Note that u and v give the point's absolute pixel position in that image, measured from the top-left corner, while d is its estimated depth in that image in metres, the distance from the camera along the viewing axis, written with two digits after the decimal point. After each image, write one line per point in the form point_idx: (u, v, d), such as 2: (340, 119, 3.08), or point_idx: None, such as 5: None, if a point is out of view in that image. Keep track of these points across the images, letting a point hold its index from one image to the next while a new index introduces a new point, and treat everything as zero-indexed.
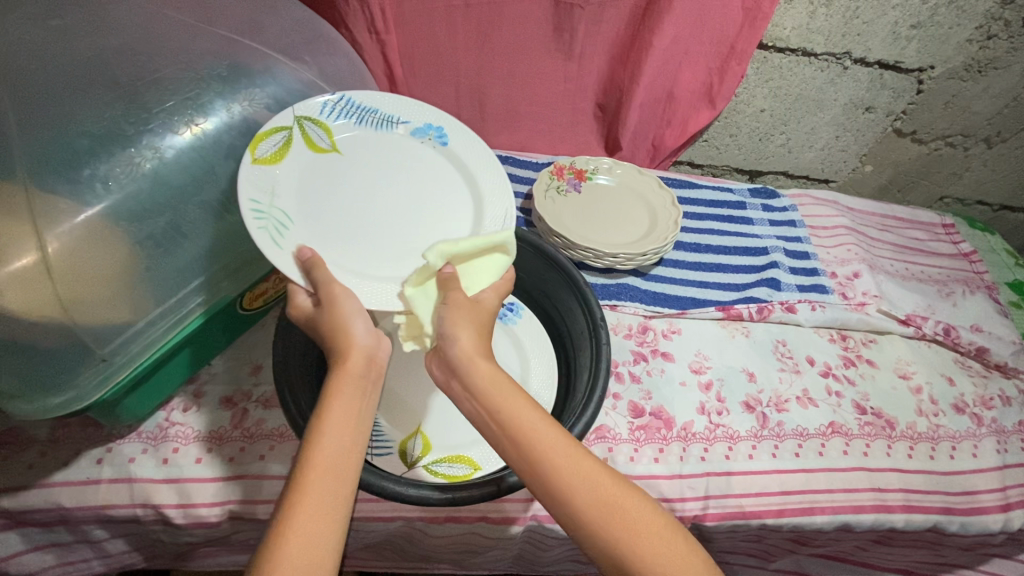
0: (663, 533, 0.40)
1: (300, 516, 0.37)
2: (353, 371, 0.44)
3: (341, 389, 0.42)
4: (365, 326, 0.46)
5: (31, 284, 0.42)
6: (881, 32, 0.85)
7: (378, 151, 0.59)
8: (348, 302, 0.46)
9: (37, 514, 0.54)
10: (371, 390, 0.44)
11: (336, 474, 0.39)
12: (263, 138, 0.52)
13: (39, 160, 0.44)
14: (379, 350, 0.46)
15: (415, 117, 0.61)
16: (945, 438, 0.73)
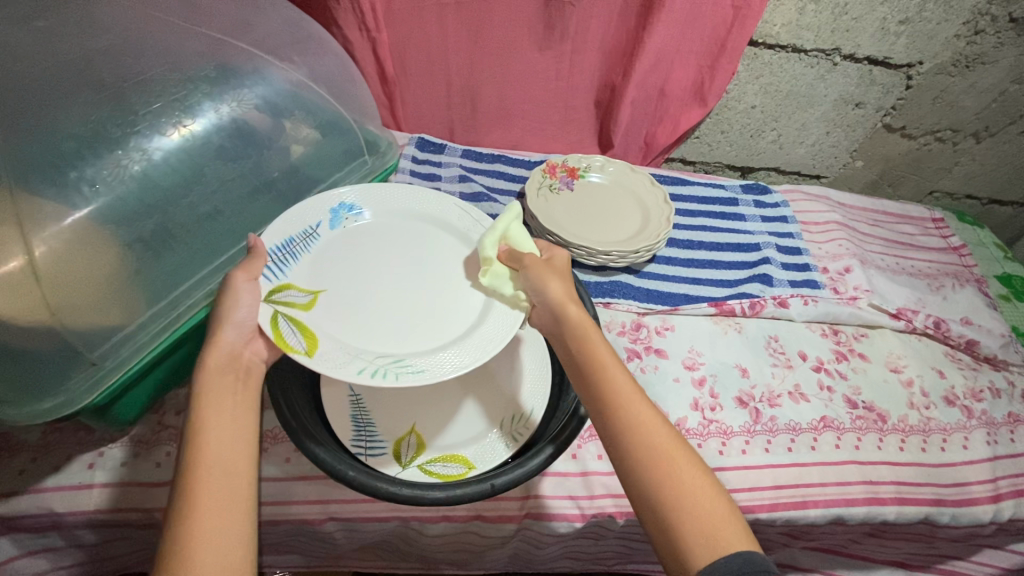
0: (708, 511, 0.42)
1: (198, 522, 0.38)
2: (218, 370, 0.45)
3: (212, 390, 0.44)
4: (238, 320, 0.47)
5: (17, 289, 0.42)
6: (870, 28, 0.86)
7: (338, 249, 0.54)
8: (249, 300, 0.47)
9: (29, 519, 0.54)
10: (244, 382, 0.46)
11: (226, 474, 0.41)
12: (291, 345, 0.44)
13: (26, 164, 0.44)
14: (246, 348, 0.48)
15: (316, 213, 0.55)
16: (936, 430, 0.74)
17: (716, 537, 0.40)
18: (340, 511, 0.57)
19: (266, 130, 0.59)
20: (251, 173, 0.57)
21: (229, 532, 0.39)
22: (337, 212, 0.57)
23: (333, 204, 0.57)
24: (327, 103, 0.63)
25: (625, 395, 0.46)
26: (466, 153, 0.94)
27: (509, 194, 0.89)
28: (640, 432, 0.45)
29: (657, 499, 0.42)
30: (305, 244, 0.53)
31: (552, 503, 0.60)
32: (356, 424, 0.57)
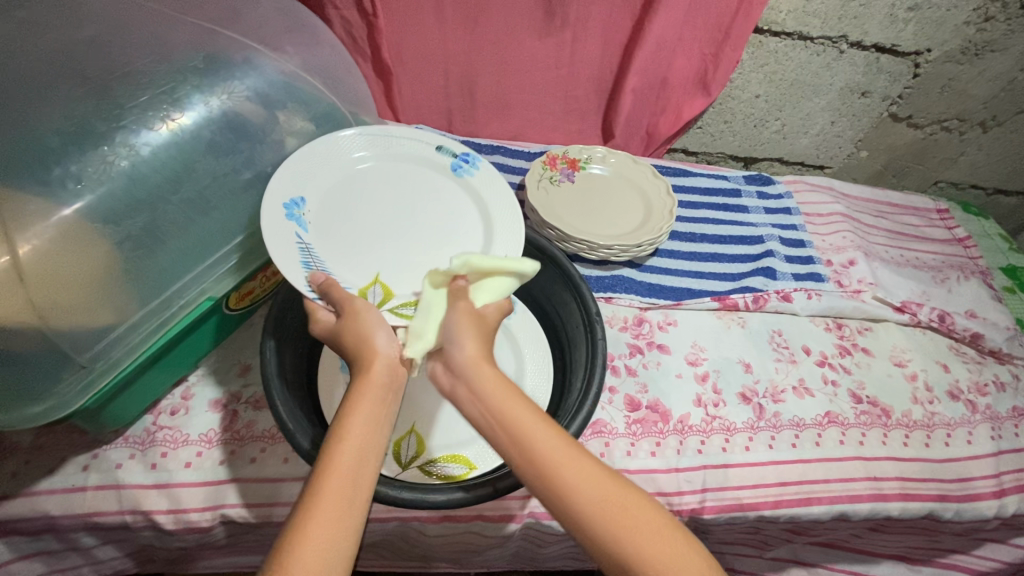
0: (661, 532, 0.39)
1: (315, 520, 0.35)
2: (378, 381, 0.42)
3: (367, 393, 0.41)
4: (384, 339, 0.45)
5: (3, 291, 0.40)
6: (878, 14, 0.83)
7: (330, 219, 0.55)
8: (376, 322, 0.46)
9: (23, 523, 0.53)
10: (395, 398, 0.42)
11: (357, 478, 0.38)
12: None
13: (7, 160, 0.43)
14: (403, 361, 0.45)
15: (286, 228, 0.51)
16: (940, 425, 0.73)
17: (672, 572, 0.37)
18: None
19: (260, 125, 0.56)
20: (243, 169, 0.55)
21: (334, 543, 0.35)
22: (291, 210, 0.52)
23: (284, 212, 0.52)
24: (321, 94, 0.61)
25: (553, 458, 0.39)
26: (465, 145, 0.92)
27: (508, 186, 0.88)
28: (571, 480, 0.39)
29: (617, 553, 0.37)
30: (315, 256, 0.52)
31: None
32: None
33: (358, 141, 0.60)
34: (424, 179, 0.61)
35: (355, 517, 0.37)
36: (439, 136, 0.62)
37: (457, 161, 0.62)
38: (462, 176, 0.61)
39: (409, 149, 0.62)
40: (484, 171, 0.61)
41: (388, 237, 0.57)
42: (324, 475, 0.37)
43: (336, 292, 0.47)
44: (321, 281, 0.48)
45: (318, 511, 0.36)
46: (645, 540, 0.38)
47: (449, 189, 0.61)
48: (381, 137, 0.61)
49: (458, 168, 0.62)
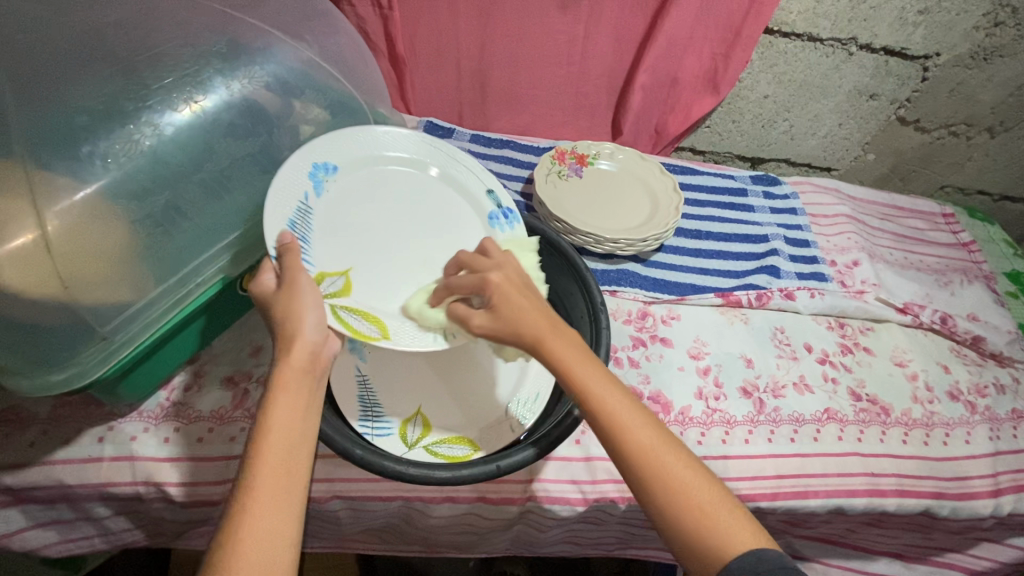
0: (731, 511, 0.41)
1: (252, 518, 0.37)
2: (299, 364, 0.44)
3: (289, 383, 0.43)
4: (316, 320, 0.46)
5: (30, 262, 0.42)
6: (888, 17, 0.84)
7: (344, 198, 0.57)
8: (311, 297, 0.46)
9: (40, 490, 0.55)
10: (314, 382, 0.44)
11: (286, 471, 0.40)
12: (365, 333, 0.50)
13: (38, 137, 0.44)
14: (324, 347, 0.46)
15: (300, 186, 0.54)
16: (939, 424, 0.74)
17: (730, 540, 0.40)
18: (346, 490, 0.58)
19: (276, 111, 0.57)
20: (260, 154, 0.56)
21: (277, 538, 0.37)
22: (318, 173, 0.55)
23: (309, 167, 0.55)
24: (337, 83, 0.62)
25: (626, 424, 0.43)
26: (474, 138, 0.94)
27: (517, 180, 0.89)
28: (633, 439, 0.42)
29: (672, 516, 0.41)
30: (306, 221, 0.53)
31: (554, 487, 0.60)
32: (362, 404, 0.57)
33: (415, 142, 0.63)
34: (444, 199, 0.62)
35: (295, 509, 0.39)
36: (495, 182, 0.63)
37: (496, 212, 0.62)
38: (493, 228, 0.61)
39: (451, 173, 0.63)
40: (515, 237, 0.61)
41: (386, 241, 0.58)
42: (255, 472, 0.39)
43: (289, 257, 0.47)
44: (284, 235, 0.49)
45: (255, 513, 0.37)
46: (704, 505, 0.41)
47: (473, 227, 0.61)
48: (428, 151, 0.64)
49: (493, 220, 0.61)
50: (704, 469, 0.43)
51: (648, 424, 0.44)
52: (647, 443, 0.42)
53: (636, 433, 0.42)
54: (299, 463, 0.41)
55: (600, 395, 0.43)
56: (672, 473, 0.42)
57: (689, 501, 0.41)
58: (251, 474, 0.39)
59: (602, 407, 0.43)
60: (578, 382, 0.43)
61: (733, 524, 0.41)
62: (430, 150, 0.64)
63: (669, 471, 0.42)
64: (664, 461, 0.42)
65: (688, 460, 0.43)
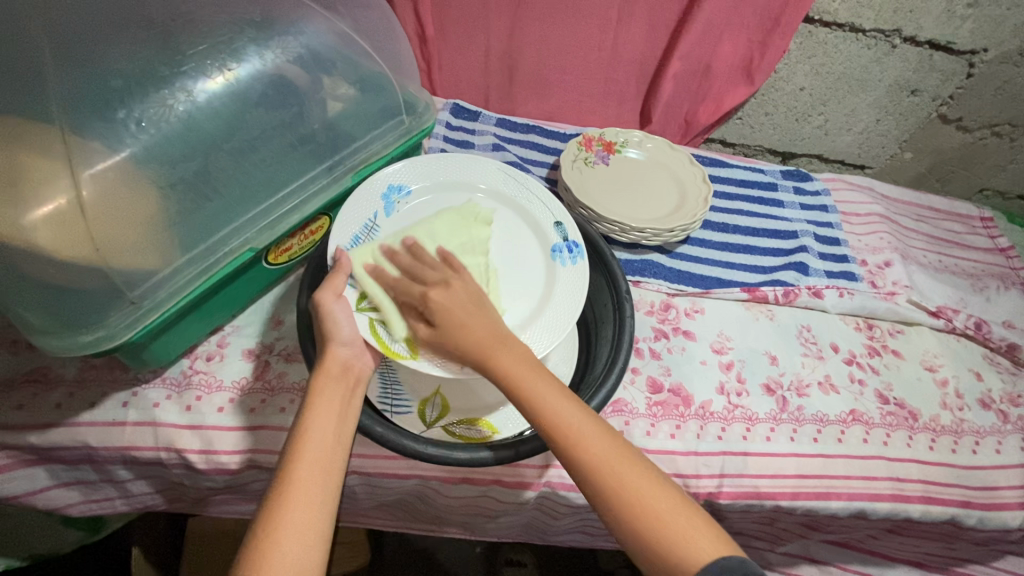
0: (682, 515, 0.42)
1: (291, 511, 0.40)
2: (332, 374, 0.48)
3: (323, 392, 0.47)
4: (348, 336, 0.50)
5: (63, 223, 0.43)
6: (935, 9, 0.81)
7: (415, 217, 0.60)
8: (344, 314, 0.51)
9: (64, 451, 0.56)
10: (350, 393, 0.48)
11: (323, 470, 0.43)
12: (394, 350, 0.50)
13: (75, 100, 0.45)
14: (359, 361, 0.50)
15: (372, 204, 0.58)
16: (969, 432, 0.72)
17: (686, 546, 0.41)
18: (364, 465, 0.58)
19: (306, 84, 0.56)
20: (291, 126, 0.55)
21: (309, 537, 0.40)
22: (389, 195, 0.60)
23: (383, 189, 0.60)
24: (369, 57, 0.61)
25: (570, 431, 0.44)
26: (501, 122, 0.92)
27: (542, 165, 0.88)
28: (584, 448, 0.44)
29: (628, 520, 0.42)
30: (372, 236, 0.57)
31: (571, 474, 0.60)
32: (382, 382, 0.57)
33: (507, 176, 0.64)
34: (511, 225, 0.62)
35: (328, 506, 0.42)
36: (564, 214, 0.62)
37: (561, 245, 0.60)
38: (554, 260, 0.59)
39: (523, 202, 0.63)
40: (576, 272, 0.58)
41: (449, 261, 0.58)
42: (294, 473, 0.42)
43: (332, 280, 0.51)
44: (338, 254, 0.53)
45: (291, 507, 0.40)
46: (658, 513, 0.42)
47: (537, 258, 0.60)
48: (507, 180, 0.64)
49: (554, 253, 0.60)
50: (662, 477, 0.44)
51: (597, 430, 0.45)
52: (597, 451, 0.44)
53: (588, 441, 0.44)
54: (336, 464, 0.44)
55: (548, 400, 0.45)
56: (626, 480, 0.43)
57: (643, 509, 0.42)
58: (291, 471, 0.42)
59: (556, 422, 0.44)
60: (524, 391, 0.45)
61: (685, 527, 0.41)
62: (504, 180, 0.64)
63: (622, 483, 0.42)
64: (618, 469, 0.43)
65: (642, 466, 0.44)
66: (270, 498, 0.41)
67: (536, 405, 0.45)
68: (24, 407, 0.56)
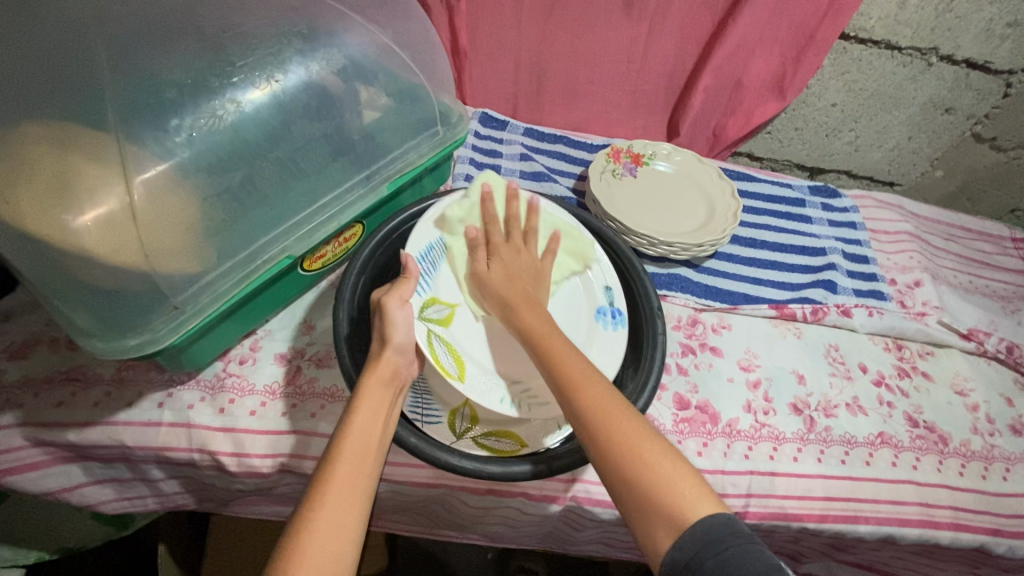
0: (674, 468, 0.44)
1: (330, 507, 0.41)
2: (380, 378, 0.49)
3: (369, 395, 0.47)
4: (400, 344, 0.51)
5: (115, 229, 0.44)
6: (973, 28, 0.80)
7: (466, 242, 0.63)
8: (403, 321, 0.52)
9: (101, 449, 0.57)
10: (394, 399, 0.49)
11: (361, 474, 0.43)
12: (446, 367, 0.53)
13: (130, 109, 0.46)
14: (405, 369, 0.51)
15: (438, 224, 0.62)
16: (999, 458, 0.71)
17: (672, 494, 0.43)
18: (392, 473, 0.59)
19: (347, 95, 0.57)
20: (333, 136, 0.56)
21: (341, 543, 0.40)
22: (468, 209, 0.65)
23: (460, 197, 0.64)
24: (408, 69, 0.62)
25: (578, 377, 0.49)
26: (528, 132, 0.93)
27: (569, 176, 0.88)
28: (586, 392, 0.48)
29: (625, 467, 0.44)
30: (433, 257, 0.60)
31: (597, 489, 0.60)
32: (413, 391, 0.57)
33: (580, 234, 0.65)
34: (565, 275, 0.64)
35: (362, 508, 0.42)
36: (615, 280, 0.63)
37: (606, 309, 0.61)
38: (596, 322, 0.61)
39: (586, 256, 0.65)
40: (614, 339, 0.59)
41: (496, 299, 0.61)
42: (332, 475, 0.42)
43: (399, 287, 0.53)
44: (407, 259, 0.54)
45: (326, 503, 0.41)
46: (651, 461, 0.44)
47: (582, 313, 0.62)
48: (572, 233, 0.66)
49: (599, 315, 0.61)
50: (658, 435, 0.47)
51: (604, 385, 0.49)
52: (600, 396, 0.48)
53: (589, 388, 0.48)
54: (373, 471, 0.44)
55: (563, 356, 0.50)
56: (625, 430, 0.46)
57: (637, 453, 0.45)
58: (332, 471, 0.42)
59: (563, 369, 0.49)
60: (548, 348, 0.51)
61: (677, 480, 0.43)
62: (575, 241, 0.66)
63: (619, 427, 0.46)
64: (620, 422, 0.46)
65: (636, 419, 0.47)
66: (311, 495, 0.41)
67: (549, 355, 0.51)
68: (64, 404, 0.57)
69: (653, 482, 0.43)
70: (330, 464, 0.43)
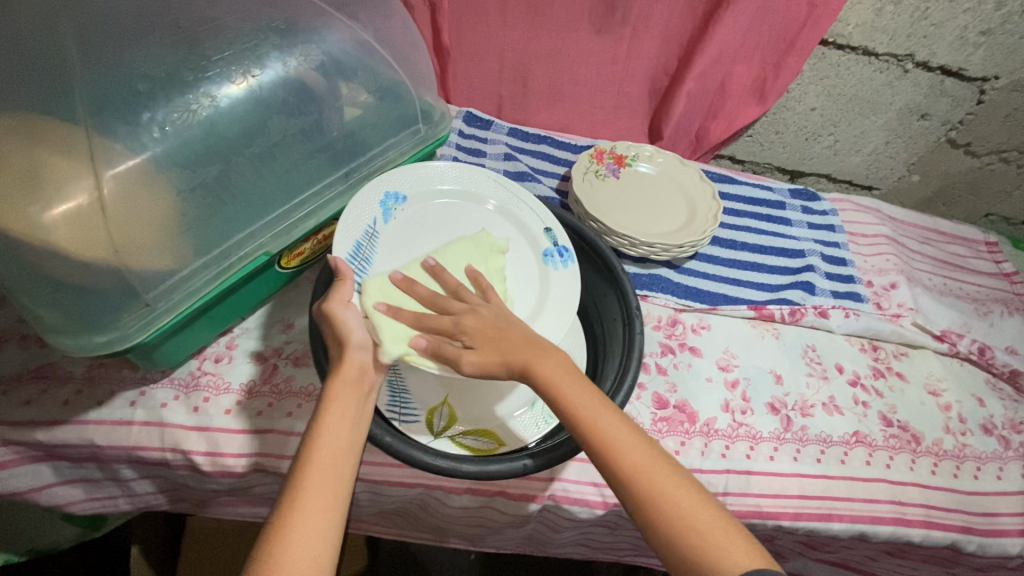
0: (728, 532, 0.42)
1: (302, 514, 0.40)
2: (347, 378, 0.48)
3: (339, 396, 0.47)
4: (361, 341, 0.49)
5: (84, 225, 0.43)
6: (948, 36, 0.82)
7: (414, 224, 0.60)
8: (357, 320, 0.50)
9: (71, 448, 0.56)
10: (365, 398, 0.48)
11: (334, 475, 0.43)
12: (410, 354, 0.51)
13: (100, 102, 0.46)
14: (372, 366, 0.50)
15: (370, 211, 0.57)
16: (970, 458, 0.72)
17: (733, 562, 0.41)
18: (369, 473, 0.58)
19: (327, 91, 0.56)
20: (310, 133, 0.55)
21: (316, 546, 0.39)
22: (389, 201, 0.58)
23: (381, 196, 0.58)
24: (390, 67, 0.61)
25: (617, 438, 0.45)
26: (513, 132, 0.93)
27: (553, 176, 0.89)
28: (626, 458, 0.44)
29: (672, 530, 0.42)
30: (372, 243, 0.56)
31: (575, 488, 0.60)
32: (391, 391, 0.57)
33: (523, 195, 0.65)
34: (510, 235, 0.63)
35: (339, 509, 0.42)
36: (553, 221, 0.64)
37: (551, 250, 0.62)
38: (546, 265, 0.61)
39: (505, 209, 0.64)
40: (568, 277, 0.60)
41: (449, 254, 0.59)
42: (305, 478, 0.42)
43: (339, 289, 0.50)
44: (337, 261, 0.51)
45: (301, 508, 0.40)
46: (709, 533, 0.42)
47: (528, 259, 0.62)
48: (492, 187, 0.65)
49: (547, 258, 0.62)
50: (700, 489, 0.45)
51: (642, 441, 0.46)
52: (639, 462, 0.44)
53: (627, 454, 0.44)
54: (346, 471, 0.44)
55: (589, 408, 0.46)
56: (669, 491, 0.43)
57: (695, 527, 0.42)
58: (303, 475, 0.42)
59: (590, 426, 0.45)
60: (567, 399, 0.46)
61: (733, 544, 0.42)
62: (490, 189, 0.65)
63: (668, 497, 0.43)
64: (659, 478, 0.44)
65: (681, 480, 0.45)
66: (284, 504, 0.41)
67: (576, 412, 0.46)
68: (33, 403, 0.56)
69: (710, 552, 0.41)
70: (302, 472, 0.42)
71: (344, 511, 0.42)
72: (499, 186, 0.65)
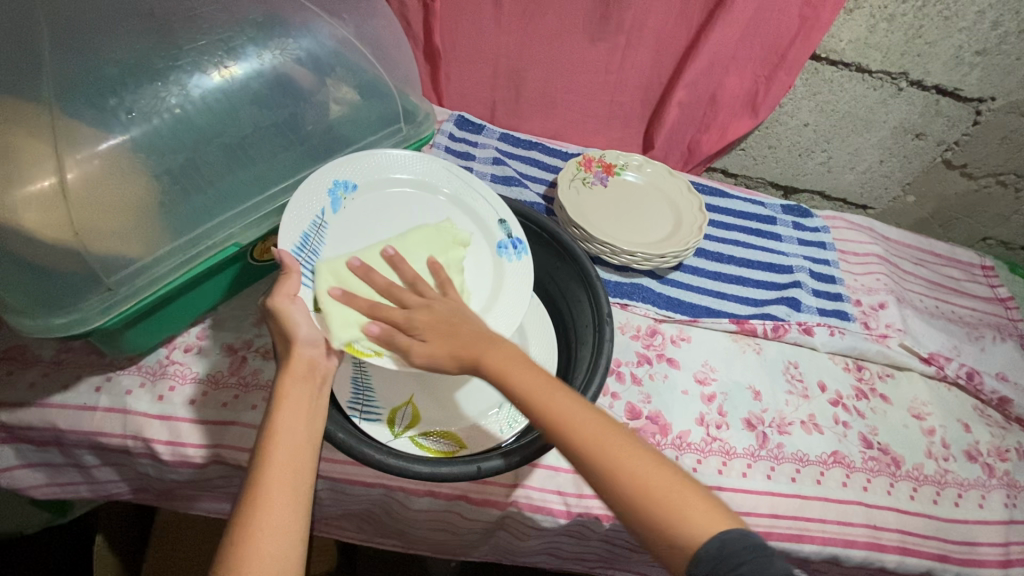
0: (693, 497, 0.40)
1: (264, 519, 0.39)
2: (298, 372, 0.47)
3: (291, 392, 0.46)
4: (309, 335, 0.48)
5: (47, 206, 0.43)
6: (943, 55, 0.81)
7: (362, 216, 0.57)
8: (302, 314, 0.48)
9: (33, 431, 0.56)
10: (317, 392, 0.47)
11: (292, 473, 0.42)
12: (362, 348, 0.50)
13: (71, 87, 0.46)
14: (325, 357, 0.49)
15: (318, 199, 0.54)
16: (952, 484, 0.70)
17: (701, 526, 0.39)
18: (330, 470, 0.58)
19: (308, 87, 0.57)
20: (285, 126, 0.56)
21: (283, 545, 0.39)
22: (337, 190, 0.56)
23: (328, 183, 0.55)
24: (369, 64, 0.61)
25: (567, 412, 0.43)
26: (503, 137, 0.93)
27: (541, 182, 0.88)
28: (579, 431, 0.42)
29: (631, 498, 0.40)
30: (321, 234, 0.54)
31: (539, 495, 0.59)
32: (354, 388, 0.56)
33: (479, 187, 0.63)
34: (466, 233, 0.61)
35: (301, 506, 0.41)
36: (508, 212, 0.61)
37: (505, 242, 0.60)
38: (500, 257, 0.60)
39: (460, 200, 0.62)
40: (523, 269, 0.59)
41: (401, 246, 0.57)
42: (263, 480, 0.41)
43: (284, 282, 0.49)
44: (282, 254, 0.49)
45: (261, 509, 0.40)
46: (676, 500, 0.40)
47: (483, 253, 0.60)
48: (446, 178, 0.62)
49: (500, 249, 0.60)
50: (659, 455, 0.43)
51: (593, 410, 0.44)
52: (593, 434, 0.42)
53: (578, 427, 0.43)
54: (305, 467, 0.43)
55: (537, 386, 0.44)
56: (625, 458, 0.41)
57: (658, 495, 0.40)
58: (259, 476, 0.41)
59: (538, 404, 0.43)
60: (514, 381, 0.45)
61: (698, 508, 0.40)
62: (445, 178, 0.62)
63: (622, 464, 0.41)
64: (612, 445, 0.42)
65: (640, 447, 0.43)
66: (243, 509, 0.40)
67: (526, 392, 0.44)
68: None
69: (679, 516, 0.39)
70: (258, 470, 0.41)
71: (307, 506, 0.42)
72: (454, 176, 0.62)
